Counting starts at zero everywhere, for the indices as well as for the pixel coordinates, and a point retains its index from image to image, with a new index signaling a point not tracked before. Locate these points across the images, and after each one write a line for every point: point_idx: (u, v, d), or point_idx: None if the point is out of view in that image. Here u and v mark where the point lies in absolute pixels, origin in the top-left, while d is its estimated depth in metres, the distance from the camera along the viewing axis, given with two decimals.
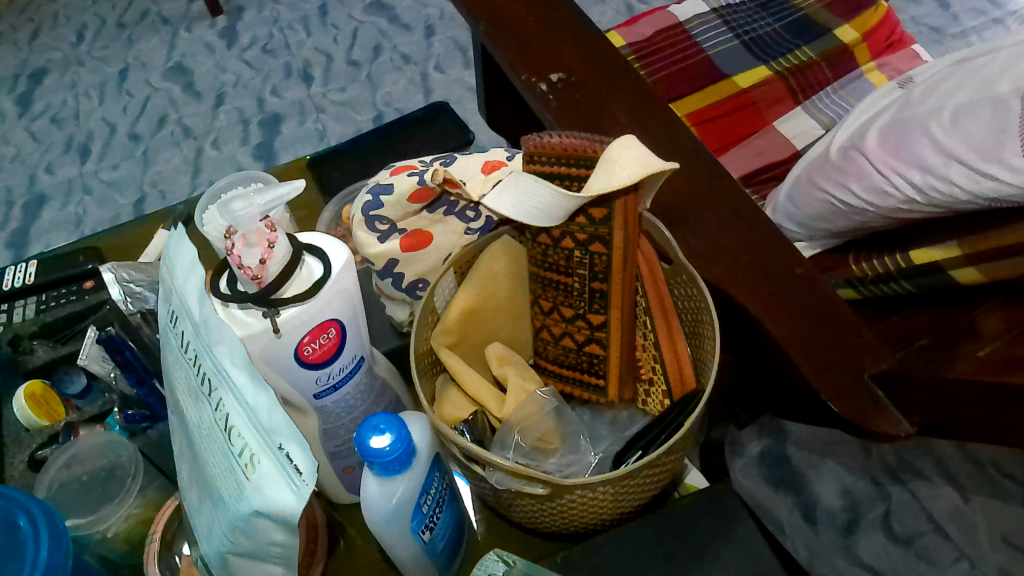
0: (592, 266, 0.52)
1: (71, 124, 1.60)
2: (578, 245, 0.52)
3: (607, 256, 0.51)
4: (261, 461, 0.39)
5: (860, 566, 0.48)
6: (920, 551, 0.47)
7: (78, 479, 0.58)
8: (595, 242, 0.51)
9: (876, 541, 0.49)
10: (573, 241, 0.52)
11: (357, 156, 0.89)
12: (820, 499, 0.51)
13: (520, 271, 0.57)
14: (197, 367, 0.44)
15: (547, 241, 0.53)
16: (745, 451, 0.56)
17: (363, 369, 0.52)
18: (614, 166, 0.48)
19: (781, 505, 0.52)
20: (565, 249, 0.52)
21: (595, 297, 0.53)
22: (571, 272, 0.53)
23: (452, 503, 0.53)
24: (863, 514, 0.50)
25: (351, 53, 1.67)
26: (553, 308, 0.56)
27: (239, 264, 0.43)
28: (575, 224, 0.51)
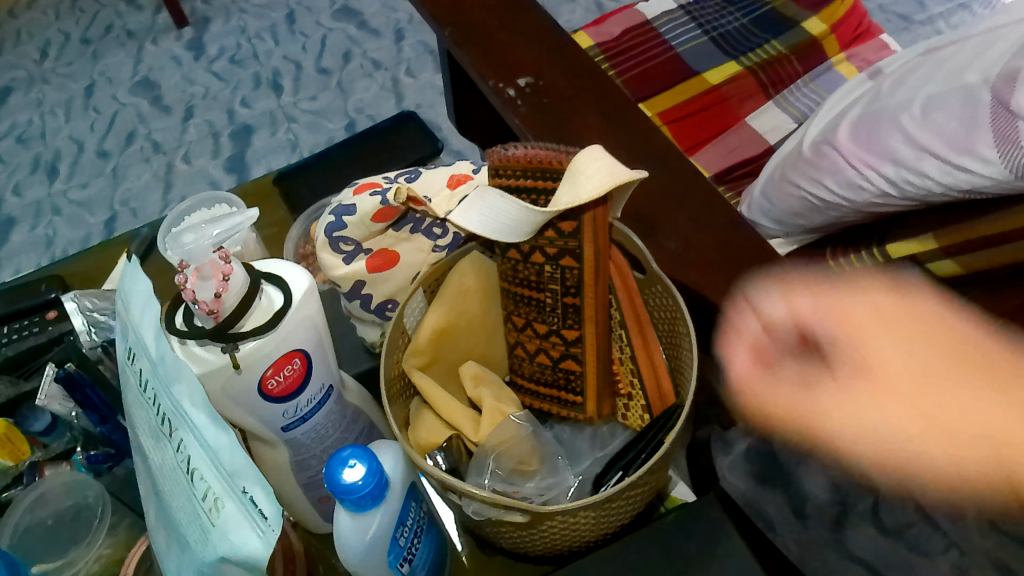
0: (564, 281, 0.51)
1: (37, 144, 1.57)
2: (549, 260, 0.50)
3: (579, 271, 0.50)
4: (225, 505, 0.38)
5: (851, 558, 0.48)
6: (912, 542, 0.45)
7: (43, 523, 0.56)
8: (565, 255, 0.50)
9: (866, 534, 0.47)
10: (543, 256, 0.51)
11: (325, 170, 0.88)
12: (810, 494, 0.49)
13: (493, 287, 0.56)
14: (157, 407, 0.43)
15: (517, 255, 0.52)
16: (731, 448, 0.54)
17: (333, 398, 0.50)
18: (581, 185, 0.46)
19: (769, 502, 0.51)
20: (536, 265, 0.51)
21: (568, 312, 0.52)
22: (543, 287, 0.52)
23: (430, 531, 0.51)
24: (853, 506, 0.47)
25: (320, 60, 1.65)
26: (525, 324, 0.55)
27: (193, 298, 0.40)
28: (544, 238, 0.50)
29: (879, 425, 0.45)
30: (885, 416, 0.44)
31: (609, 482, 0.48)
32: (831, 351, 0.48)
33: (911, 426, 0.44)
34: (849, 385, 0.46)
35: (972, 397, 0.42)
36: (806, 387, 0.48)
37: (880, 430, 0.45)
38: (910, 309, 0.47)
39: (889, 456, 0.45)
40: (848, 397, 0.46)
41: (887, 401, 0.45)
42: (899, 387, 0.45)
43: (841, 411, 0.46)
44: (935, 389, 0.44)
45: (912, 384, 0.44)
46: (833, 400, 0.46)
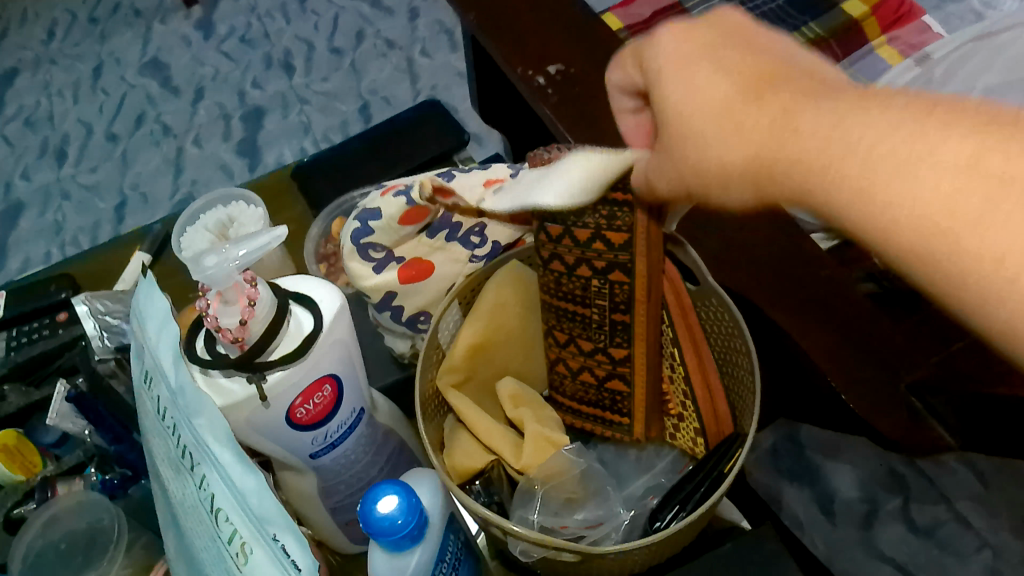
0: (612, 297, 0.47)
1: (45, 127, 1.53)
2: (598, 274, 0.47)
3: (630, 286, 0.46)
4: (254, 551, 0.34)
5: (881, 557, 0.50)
6: (940, 541, 0.49)
7: (56, 547, 0.53)
8: (615, 270, 0.46)
9: (894, 532, 0.50)
10: (590, 269, 0.47)
11: (343, 162, 0.83)
12: (837, 490, 0.53)
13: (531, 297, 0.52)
14: (177, 438, 0.39)
15: (563, 266, 0.48)
16: (758, 443, 0.57)
17: (364, 421, 0.47)
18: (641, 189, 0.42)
19: (799, 500, 0.53)
20: (582, 278, 0.47)
21: (616, 330, 0.48)
22: (590, 301, 0.48)
23: (469, 562, 0.48)
24: (881, 506, 0.52)
25: (333, 40, 1.60)
26: (568, 340, 0.51)
27: (216, 326, 0.37)
28: (593, 251, 0.46)
29: (709, 169, 0.36)
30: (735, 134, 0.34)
31: (665, 518, 0.44)
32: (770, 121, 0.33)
33: (1006, 239, 0.26)
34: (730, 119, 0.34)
35: (985, 199, 0.27)
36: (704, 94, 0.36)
37: (836, 176, 0.30)
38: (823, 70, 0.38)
39: (842, 195, 0.30)
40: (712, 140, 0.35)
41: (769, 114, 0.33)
42: (813, 161, 0.31)
43: (698, 152, 0.36)
44: (924, 138, 0.28)
45: (849, 191, 0.30)
46: (718, 142, 0.35)
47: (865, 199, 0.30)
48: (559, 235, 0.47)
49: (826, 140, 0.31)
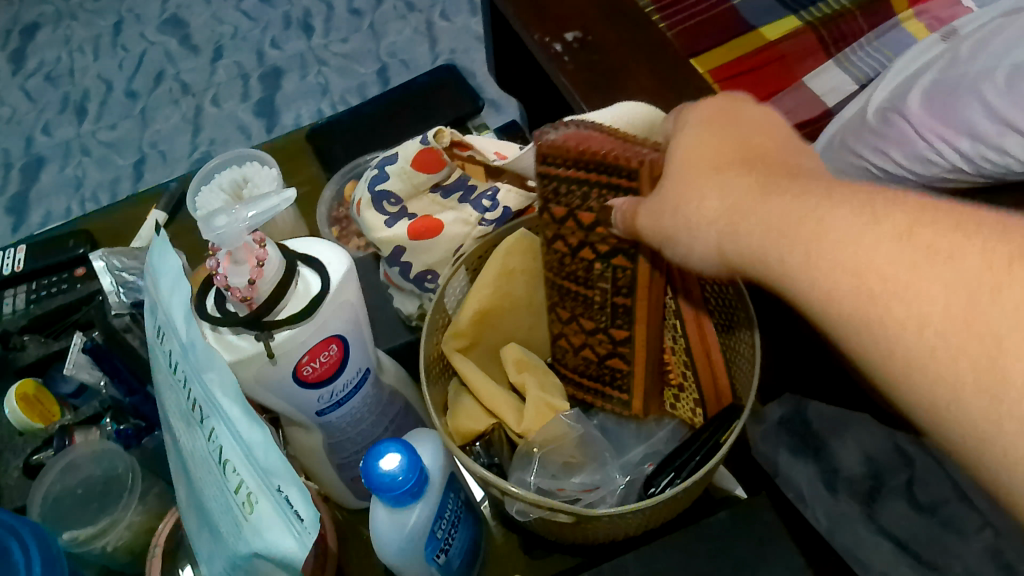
0: (614, 281, 0.47)
1: (65, 82, 1.54)
2: (600, 257, 0.47)
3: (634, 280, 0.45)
4: (259, 501, 0.37)
5: (882, 533, 0.51)
6: (944, 519, 0.51)
7: (74, 493, 0.55)
8: (618, 254, 0.46)
9: (897, 508, 0.52)
10: (593, 252, 0.47)
11: (359, 126, 0.84)
12: (842, 466, 0.54)
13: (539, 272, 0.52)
14: (188, 392, 0.41)
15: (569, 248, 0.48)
16: (765, 416, 0.57)
17: (370, 381, 0.48)
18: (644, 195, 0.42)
19: (803, 475, 0.54)
20: (585, 260, 0.47)
21: (618, 312, 0.48)
22: (596, 283, 0.48)
23: (468, 520, 0.49)
24: (885, 481, 0.53)
25: (353, 1, 1.59)
26: (573, 312, 0.52)
27: (225, 285, 0.38)
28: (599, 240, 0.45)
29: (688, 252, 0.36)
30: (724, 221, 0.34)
31: (660, 484, 0.45)
32: (734, 223, 0.33)
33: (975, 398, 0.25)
34: (719, 228, 0.34)
35: (987, 338, 0.25)
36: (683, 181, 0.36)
37: (826, 282, 0.29)
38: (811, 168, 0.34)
39: (843, 302, 0.29)
40: (699, 228, 0.35)
41: (752, 238, 0.32)
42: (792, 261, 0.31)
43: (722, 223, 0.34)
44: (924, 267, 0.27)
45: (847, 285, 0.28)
46: (699, 223, 0.35)
47: (860, 286, 0.28)
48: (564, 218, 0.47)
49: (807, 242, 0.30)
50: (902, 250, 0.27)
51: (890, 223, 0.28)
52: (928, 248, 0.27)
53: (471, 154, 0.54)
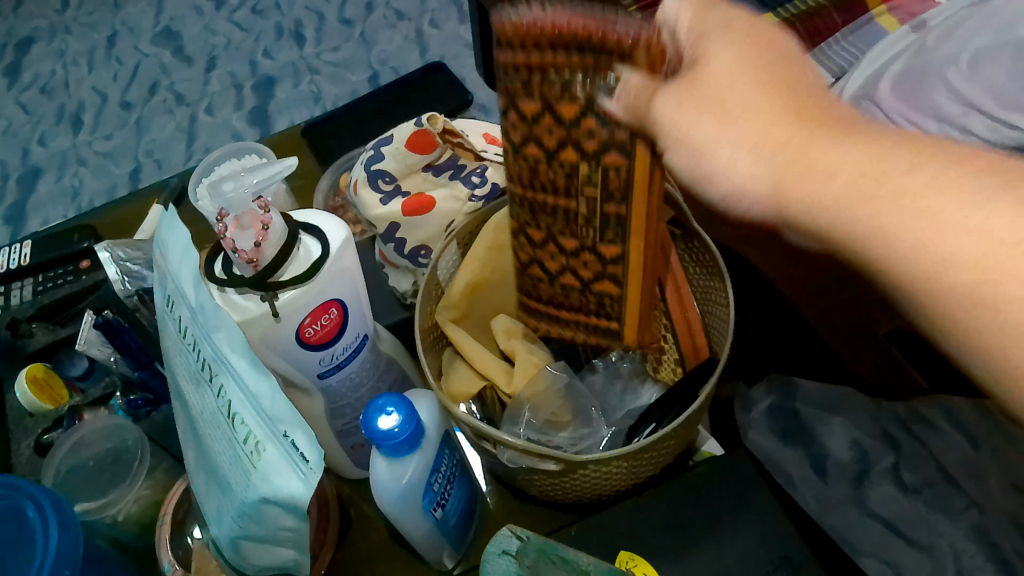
0: (606, 184, 0.45)
1: (61, 94, 1.57)
2: (597, 186, 0.46)
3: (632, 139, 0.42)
4: (267, 448, 0.39)
5: (872, 515, 0.50)
6: (930, 500, 0.50)
7: (85, 464, 0.58)
8: (609, 151, 0.43)
9: (886, 493, 0.50)
10: (577, 152, 0.44)
11: (352, 123, 0.87)
12: (831, 452, 0.53)
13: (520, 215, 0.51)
14: (197, 353, 0.43)
15: (556, 181, 0.47)
16: (754, 407, 0.56)
17: (367, 347, 0.51)
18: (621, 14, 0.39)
19: (791, 461, 0.53)
20: (565, 163, 0.45)
21: (609, 224, 0.47)
22: (588, 214, 0.47)
23: (463, 478, 0.52)
24: (873, 466, 0.52)
25: (343, 11, 1.63)
26: (565, 250, 0.50)
27: (233, 247, 0.41)
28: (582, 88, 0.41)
29: (718, 174, 0.37)
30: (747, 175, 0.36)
31: (642, 433, 0.49)
32: (794, 209, 0.34)
33: None
34: (755, 188, 0.36)
35: None
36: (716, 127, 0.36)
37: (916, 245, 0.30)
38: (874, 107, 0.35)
39: (915, 274, 0.31)
40: (735, 173, 0.36)
41: (777, 191, 0.35)
42: (828, 218, 0.33)
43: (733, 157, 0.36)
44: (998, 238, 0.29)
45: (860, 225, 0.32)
46: (745, 171, 0.36)
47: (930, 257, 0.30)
48: (556, 149, 0.45)
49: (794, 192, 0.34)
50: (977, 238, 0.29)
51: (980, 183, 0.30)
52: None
53: (461, 142, 0.59)
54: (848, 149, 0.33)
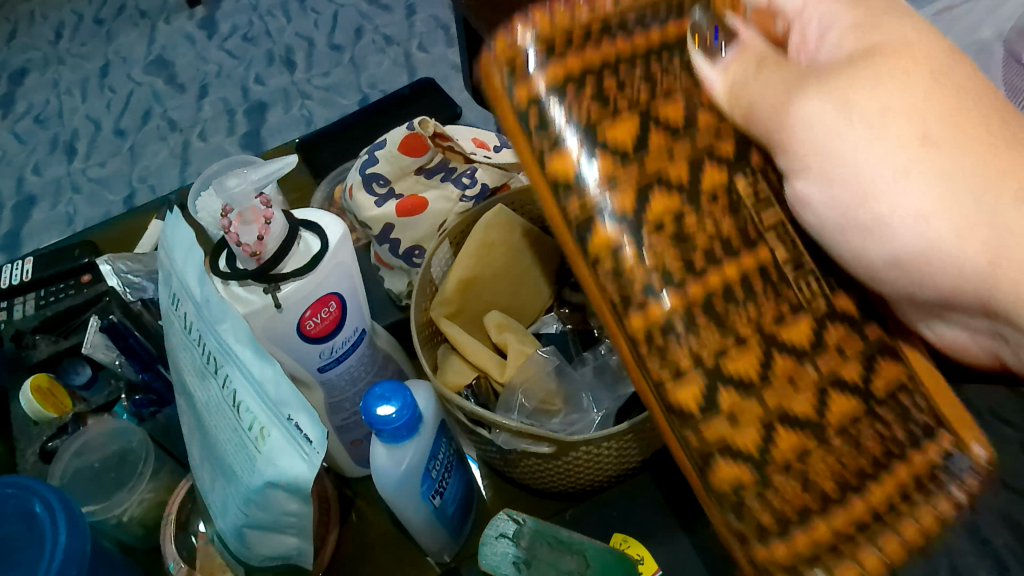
0: (787, 349, 0.35)
1: (55, 123, 1.59)
2: (772, 241, 0.37)
3: (735, 138, 0.37)
4: (272, 433, 0.41)
5: None
6: None
7: (91, 466, 0.59)
8: (753, 301, 0.35)
9: None
10: (734, 332, 0.35)
11: (344, 138, 0.89)
12: None
13: (675, 256, 0.34)
14: (202, 346, 0.45)
15: (679, 227, 0.35)
16: None
17: (365, 342, 0.53)
18: (550, 91, 0.34)
19: None
20: (733, 361, 0.34)
21: (780, 344, 0.35)
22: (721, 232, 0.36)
23: (459, 469, 0.54)
24: None
25: (333, 36, 1.66)
26: (745, 289, 0.36)
27: (237, 241, 0.43)
28: (614, 71, 0.35)
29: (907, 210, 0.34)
30: (919, 155, 0.34)
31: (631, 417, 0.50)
32: (959, 211, 0.34)
33: None
34: (937, 162, 0.34)
35: None
36: (848, 114, 0.34)
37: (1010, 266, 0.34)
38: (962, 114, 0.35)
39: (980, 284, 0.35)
40: (916, 201, 0.34)
41: (954, 162, 0.34)
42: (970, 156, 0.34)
43: (884, 122, 0.34)
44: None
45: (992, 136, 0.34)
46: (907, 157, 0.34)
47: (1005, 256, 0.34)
48: (662, 213, 0.35)
49: (936, 125, 0.34)
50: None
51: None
52: None
53: (451, 145, 0.62)
54: (944, 110, 0.34)
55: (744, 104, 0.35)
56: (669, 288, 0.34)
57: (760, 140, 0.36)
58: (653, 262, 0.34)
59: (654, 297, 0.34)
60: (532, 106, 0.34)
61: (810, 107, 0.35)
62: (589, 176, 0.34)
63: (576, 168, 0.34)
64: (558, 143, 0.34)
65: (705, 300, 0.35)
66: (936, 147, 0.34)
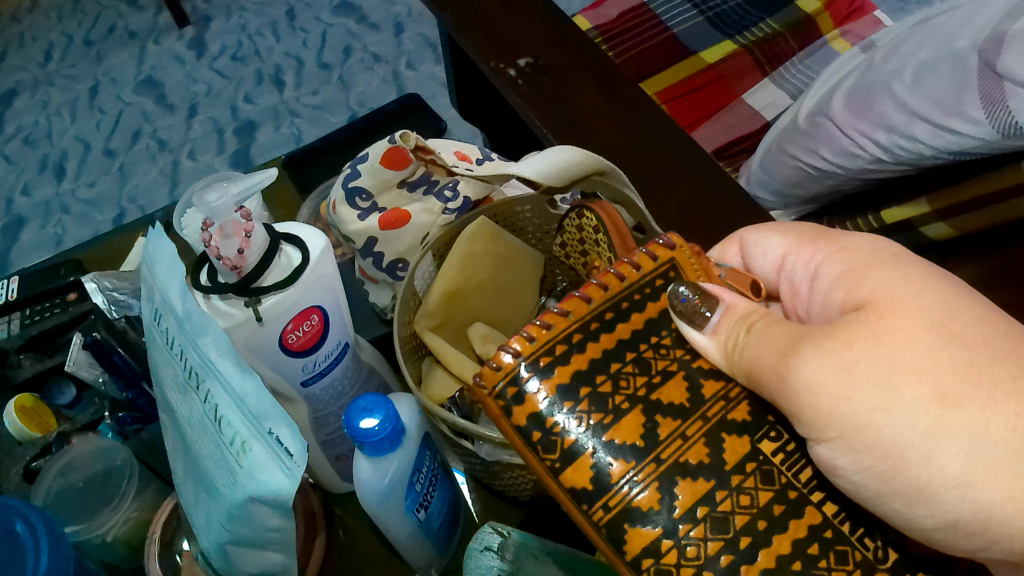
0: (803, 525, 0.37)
1: (44, 144, 1.59)
2: (804, 484, 0.38)
3: (750, 400, 0.40)
4: (252, 447, 0.40)
5: None
6: None
7: (75, 486, 0.59)
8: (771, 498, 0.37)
9: None
10: (746, 502, 0.37)
11: (331, 155, 0.90)
12: None
13: (683, 484, 0.37)
14: (184, 361, 0.45)
15: (682, 457, 0.38)
16: None
17: (348, 355, 0.53)
18: (522, 363, 0.40)
19: None
20: (754, 534, 0.37)
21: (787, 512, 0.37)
22: (721, 459, 0.38)
23: (444, 481, 0.54)
24: None
25: (322, 55, 1.67)
26: (767, 510, 0.37)
27: (217, 255, 0.43)
28: (584, 327, 0.41)
29: (907, 405, 0.35)
30: (938, 366, 0.35)
31: None
32: (952, 391, 0.34)
33: None
34: (968, 420, 0.34)
35: None
36: (849, 377, 0.36)
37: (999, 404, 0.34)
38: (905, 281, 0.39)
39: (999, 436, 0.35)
40: (950, 461, 0.34)
41: (984, 397, 0.34)
42: (978, 355, 0.35)
43: (892, 338, 0.36)
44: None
45: (991, 336, 0.36)
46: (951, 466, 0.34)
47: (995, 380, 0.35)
48: (661, 425, 0.38)
49: (939, 334, 0.36)
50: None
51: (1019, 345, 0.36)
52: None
53: (433, 158, 0.60)
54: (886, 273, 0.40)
55: (744, 366, 0.39)
56: (684, 516, 0.37)
57: (766, 397, 0.39)
58: (652, 498, 0.37)
59: (654, 526, 0.37)
60: (511, 383, 0.40)
61: (805, 365, 0.37)
62: (565, 418, 0.39)
63: (555, 421, 0.39)
64: (527, 393, 0.39)
65: (722, 518, 0.37)
66: (947, 354, 0.35)
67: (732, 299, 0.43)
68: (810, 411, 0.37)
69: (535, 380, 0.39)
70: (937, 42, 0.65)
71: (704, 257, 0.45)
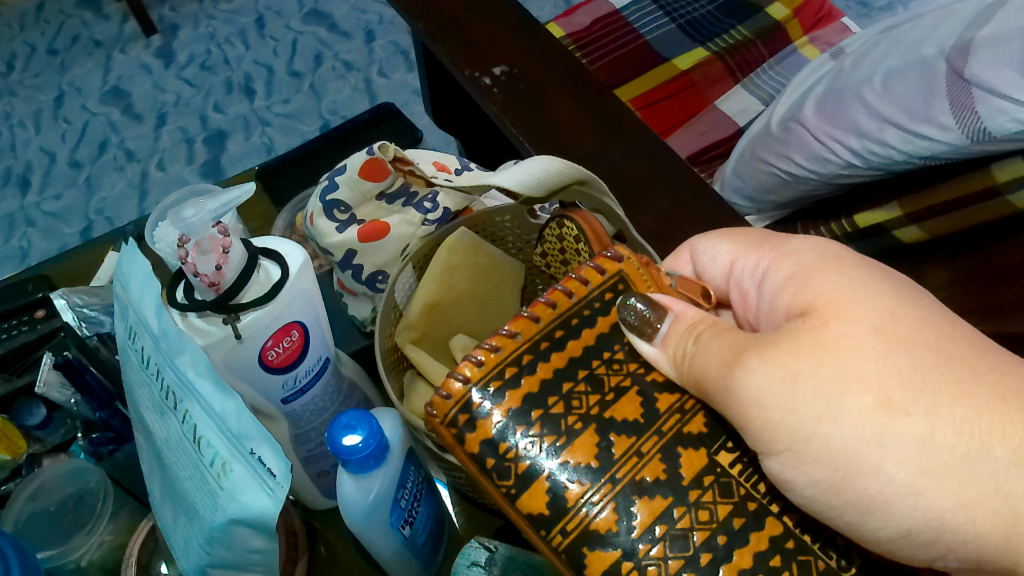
0: (762, 536, 0.37)
1: (7, 156, 1.55)
2: (763, 495, 0.39)
3: (706, 409, 0.41)
4: (233, 468, 0.39)
5: None
6: None
7: (47, 510, 0.57)
8: (733, 516, 0.37)
9: None
10: (709, 517, 0.37)
11: (305, 167, 0.89)
12: None
13: (642, 502, 0.37)
14: (160, 381, 0.44)
15: (639, 475, 0.38)
16: None
17: (329, 371, 0.53)
18: (473, 389, 0.40)
19: None
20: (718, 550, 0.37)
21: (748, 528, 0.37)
22: (680, 478, 0.38)
23: (429, 497, 0.53)
24: None
25: (293, 63, 1.66)
26: (728, 523, 0.37)
27: (194, 272, 0.42)
28: (534, 347, 0.41)
29: (848, 407, 0.36)
30: (883, 373, 0.37)
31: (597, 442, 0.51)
32: (898, 401, 0.36)
33: None
34: (913, 427, 0.36)
35: None
36: (795, 388, 0.37)
37: (953, 403, 0.36)
38: (869, 282, 0.40)
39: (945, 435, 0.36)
40: (915, 453, 0.36)
41: (929, 403, 0.36)
42: (926, 360, 0.37)
43: (837, 345, 0.37)
44: (1002, 414, 0.36)
45: (934, 338, 0.38)
46: (912, 468, 0.36)
47: (952, 388, 0.36)
48: (624, 450, 0.38)
49: (884, 339, 0.37)
50: (988, 394, 0.36)
51: (964, 356, 0.37)
52: (998, 373, 0.37)
53: (412, 169, 0.61)
54: (859, 271, 0.41)
55: (693, 377, 0.40)
56: (644, 536, 0.37)
57: (719, 409, 0.40)
58: (611, 519, 0.37)
59: (615, 548, 0.37)
60: (463, 409, 0.40)
61: (752, 376, 0.38)
62: (520, 441, 0.39)
63: (510, 445, 0.39)
64: (480, 418, 0.40)
65: (682, 535, 0.37)
66: (893, 358, 0.37)
67: (682, 307, 0.44)
68: (758, 425, 0.38)
69: (488, 404, 0.40)
70: (905, 48, 0.66)
71: (654, 268, 0.45)
